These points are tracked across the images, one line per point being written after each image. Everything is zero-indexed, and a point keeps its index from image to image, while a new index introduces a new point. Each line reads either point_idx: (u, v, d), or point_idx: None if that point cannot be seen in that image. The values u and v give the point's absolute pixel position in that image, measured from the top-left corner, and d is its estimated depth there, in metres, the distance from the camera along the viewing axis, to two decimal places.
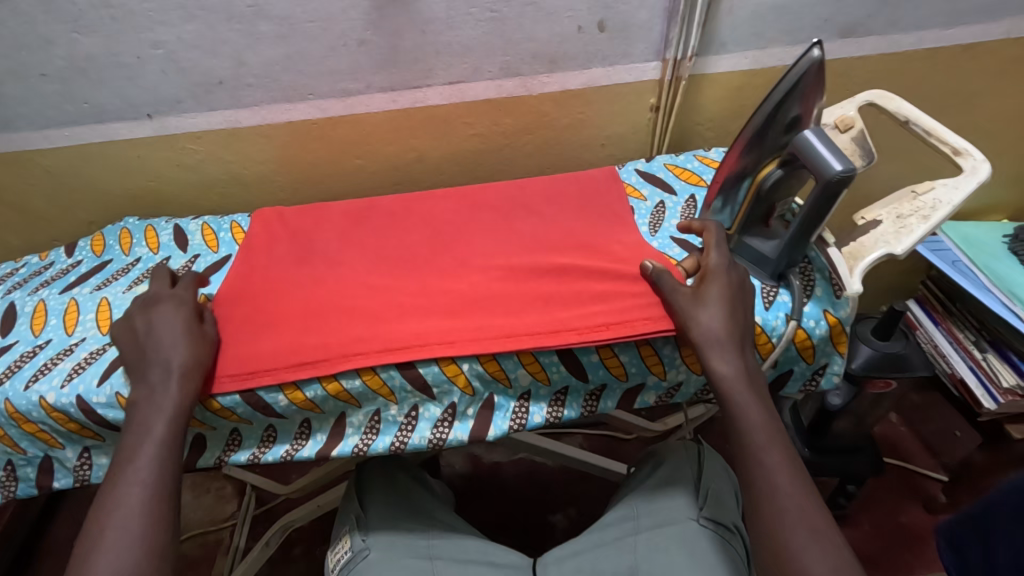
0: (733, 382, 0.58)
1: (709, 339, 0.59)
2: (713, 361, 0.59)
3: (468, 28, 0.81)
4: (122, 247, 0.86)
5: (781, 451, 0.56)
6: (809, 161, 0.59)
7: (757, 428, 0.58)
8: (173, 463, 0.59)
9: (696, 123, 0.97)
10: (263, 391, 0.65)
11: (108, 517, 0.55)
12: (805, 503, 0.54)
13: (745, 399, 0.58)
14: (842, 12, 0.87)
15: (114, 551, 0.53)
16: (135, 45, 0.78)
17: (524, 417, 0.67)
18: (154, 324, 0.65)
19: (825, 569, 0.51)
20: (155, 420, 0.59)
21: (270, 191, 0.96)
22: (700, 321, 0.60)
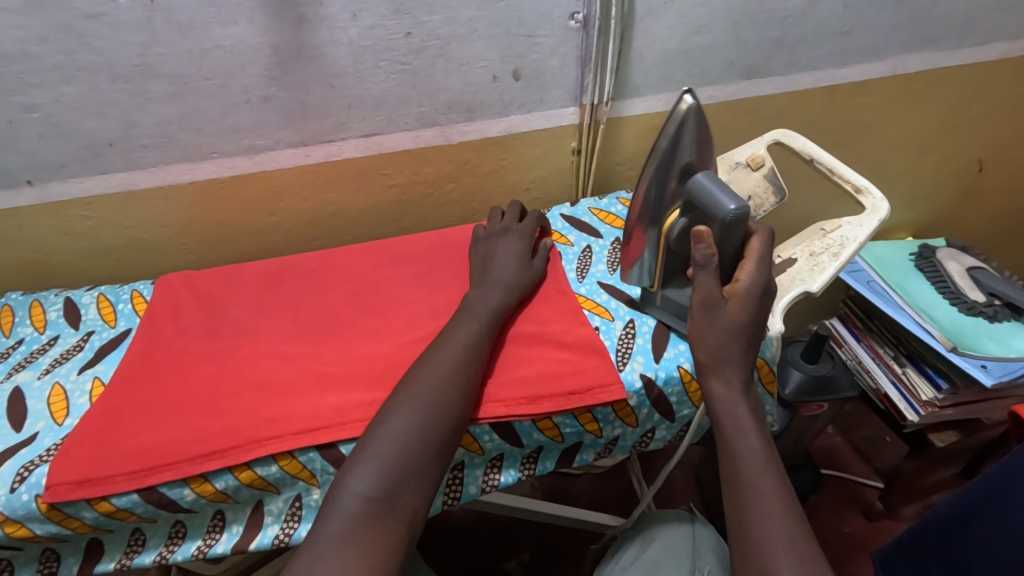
0: (738, 397, 0.58)
1: (716, 360, 0.59)
2: (712, 380, 0.59)
3: (379, 80, 0.79)
4: (3, 327, 0.78)
5: (779, 477, 0.54)
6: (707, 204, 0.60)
7: (752, 453, 0.55)
8: (483, 341, 0.62)
9: (616, 164, 0.99)
10: (165, 487, 0.58)
11: (432, 354, 0.60)
12: (796, 529, 0.51)
13: (749, 423, 0.57)
14: (743, 55, 0.91)
15: (431, 379, 0.57)
16: (5, 110, 0.71)
17: (458, 490, 0.63)
18: (496, 249, 0.75)
19: None
20: (486, 309, 0.65)
21: (176, 254, 0.89)
22: (711, 342, 0.59)
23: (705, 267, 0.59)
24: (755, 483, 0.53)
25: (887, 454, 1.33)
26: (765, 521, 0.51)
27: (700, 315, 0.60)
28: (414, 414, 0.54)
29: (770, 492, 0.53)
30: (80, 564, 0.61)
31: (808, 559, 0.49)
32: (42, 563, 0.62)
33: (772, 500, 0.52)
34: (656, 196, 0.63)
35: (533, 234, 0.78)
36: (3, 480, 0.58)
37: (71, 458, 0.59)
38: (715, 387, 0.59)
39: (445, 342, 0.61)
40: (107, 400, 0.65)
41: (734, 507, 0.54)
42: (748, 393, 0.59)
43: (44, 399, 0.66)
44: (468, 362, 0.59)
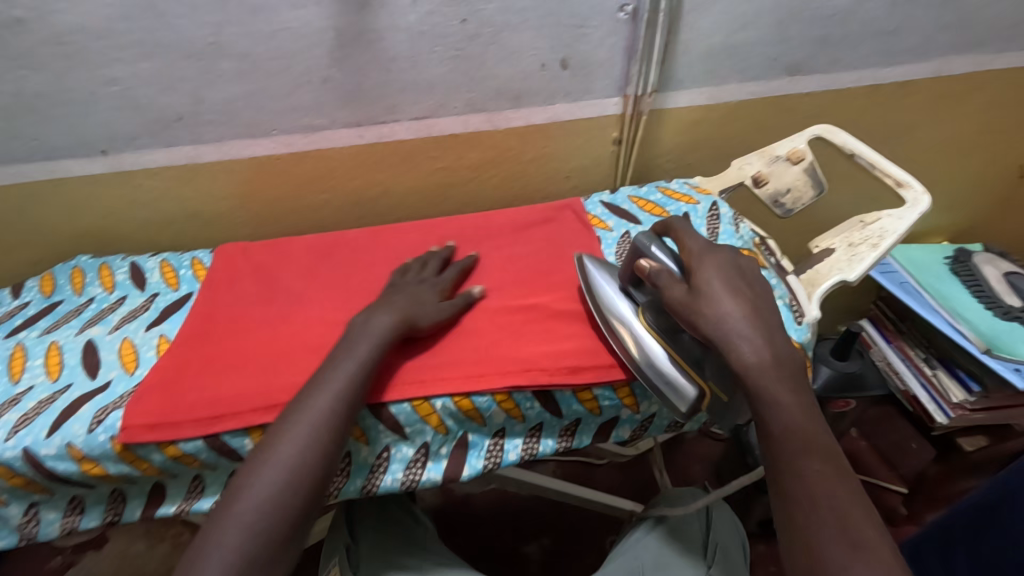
0: (771, 377, 0.54)
1: (722, 327, 0.56)
2: (733, 349, 0.55)
3: (433, 65, 0.83)
4: (74, 286, 0.83)
5: (823, 463, 0.50)
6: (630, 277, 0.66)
7: (793, 430, 0.52)
8: (362, 386, 0.60)
9: (657, 157, 1.02)
10: (228, 435, 0.62)
11: (298, 409, 0.58)
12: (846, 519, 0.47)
13: (786, 405, 0.53)
14: (788, 52, 0.92)
15: (293, 444, 0.56)
16: (88, 82, 0.76)
17: (499, 455, 0.67)
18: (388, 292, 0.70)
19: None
20: (361, 345, 0.62)
21: (232, 226, 0.94)
22: (711, 317, 0.57)
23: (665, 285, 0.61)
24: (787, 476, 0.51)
25: (913, 462, 1.27)
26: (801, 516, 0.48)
27: (688, 311, 0.59)
28: (275, 482, 0.54)
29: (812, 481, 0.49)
30: (144, 506, 0.66)
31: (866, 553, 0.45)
32: (109, 505, 0.66)
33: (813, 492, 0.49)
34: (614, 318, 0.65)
35: (451, 284, 0.74)
36: (83, 422, 0.63)
37: (143, 405, 0.63)
38: (741, 360, 0.55)
39: (316, 393, 0.59)
40: (174, 355, 0.70)
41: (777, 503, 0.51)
42: (782, 361, 0.55)
43: (116, 352, 0.71)
44: (335, 413, 0.58)
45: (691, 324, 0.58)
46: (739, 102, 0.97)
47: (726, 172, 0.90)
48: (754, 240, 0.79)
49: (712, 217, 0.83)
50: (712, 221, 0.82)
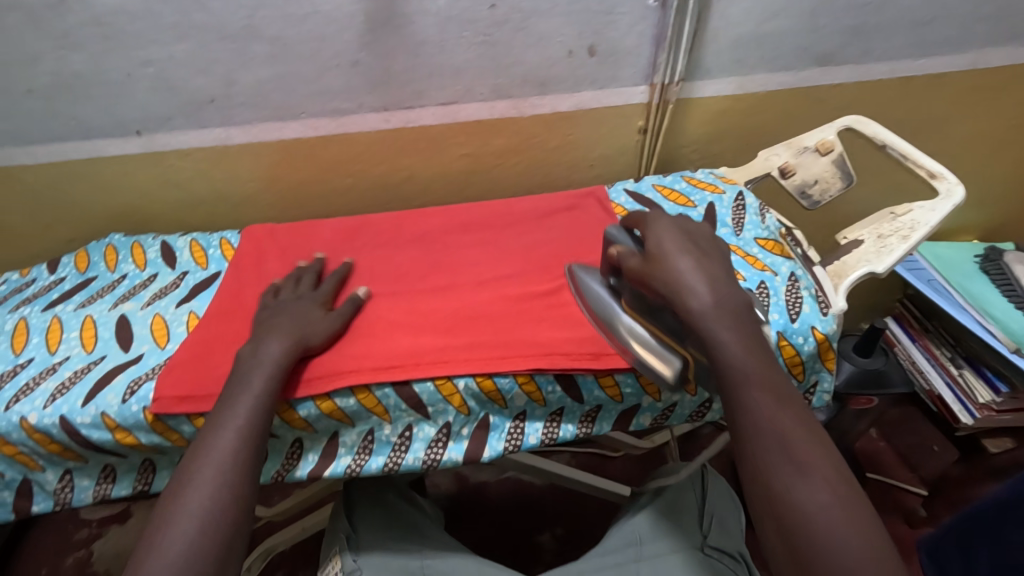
0: (733, 351, 0.50)
1: (672, 282, 0.54)
2: (682, 301, 0.53)
3: (460, 50, 0.83)
4: (108, 263, 0.85)
5: (814, 466, 0.44)
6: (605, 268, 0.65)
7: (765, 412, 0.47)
8: (267, 415, 0.58)
9: (682, 146, 1.01)
10: None
11: (201, 452, 0.54)
12: (851, 536, 0.41)
13: (756, 391, 0.48)
14: (820, 41, 0.91)
15: (200, 490, 0.52)
16: (125, 63, 0.78)
17: (520, 438, 0.67)
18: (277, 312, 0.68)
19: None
20: (258, 374, 0.60)
21: (259, 208, 0.96)
22: (660, 278, 0.55)
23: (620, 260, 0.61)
24: (773, 500, 0.44)
25: (934, 464, 1.23)
26: (798, 547, 0.42)
27: (640, 274, 0.57)
28: (188, 529, 0.50)
29: (802, 497, 0.43)
30: (173, 477, 0.68)
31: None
32: (140, 474, 0.68)
33: (806, 510, 0.43)
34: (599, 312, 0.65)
35: (332, 295, 0.73)
36: (116, 392, 0.65)
37: (173, 377, 0.65)
38: (693, 307, 0.52)
39: (219, 431, 0.56)
40: (202, 331, 0.71)
41: (769, 533, 0.45)
42: (733, 305, 0.53)
43: (148, 327, 0.73)
44: (243, 447, 0.55)
45: (648, 288, 0.57)
46: (767, 93, 0.96)
47: (752, 163, 0.88)
48: (780, 231, 0.78)
49: (738, 207, 0.82)
50: (737, 211, 0.81)
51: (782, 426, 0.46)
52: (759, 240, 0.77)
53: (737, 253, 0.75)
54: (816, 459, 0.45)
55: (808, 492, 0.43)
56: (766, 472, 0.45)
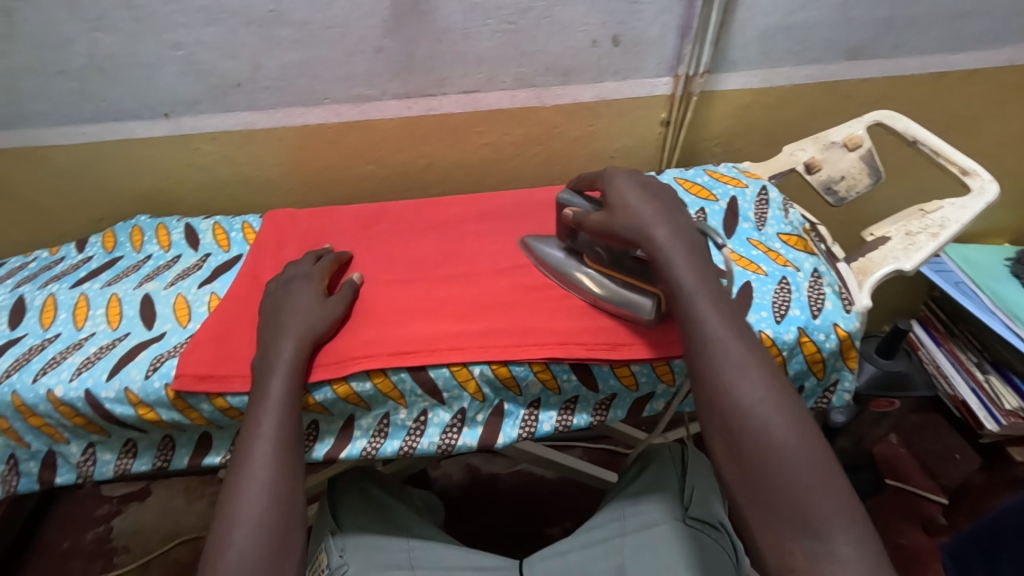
0: (692, 291, 0.54)
1: (639, 221, 0.59)
2: (648, 238, 0.58)
3: (484, 38, 0.83)
4: (133, 244, 0.87)
5: (771, 410, 0.48)
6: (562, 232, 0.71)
7: (741, 370, 0.50)
8: (293, 420, 0.58)
9: (705, 140, 1.00)
10: None
11: (240, 466, 0.55)
12: (804, 466, 0.45)
13: (716, 335, 0.52)
14: (849, 34, 0.89)
15: (250, 500, 0.53)
16: (155, 46, 0.79)
17: (534, 425, 0.67)
18: (279, 300, 0.68)
19: (838, 537, 0.42)
20: (275, 382, 0.59)
21: (281, 193, 0.97)
22: (626, 217, 0.60)
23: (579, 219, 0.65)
24: (732, 440, 0.48)
25: (956, 473, 1.21)
26: (755, 481, 0.46)
27: (605, 226, 0.62)
28: (253, 536, 0.51)
29: (759, 434, 0.47)
30: (191, 454, 0.69)
31: (825, 501, 0.44)
32: (159, 450, 0.69)
33: (764, 446, 0.46)
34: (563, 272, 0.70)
35: (328, 276, 0.73)
36: (139, 368, 0.66)
37: (195, 356, 0.66)
38: (654, 245, 0.57)
39: (252, 441, 0.56)
40: (223, 312, 0.72)
41: (726, 469, 0.48)
42: (689, 248, 0.57)
43: (170, 306, 0.75)
44: (280, 453, 0.56)
45: (614, 237, 0.61)
46: (794, 86, 0.94)
47: (777, 158, 0.86)
48: (804, 227, 0.77)
49: (761, 202, 0.80)
50: (760, 205, 0.80)
51: (745, 369, 0.50)
52: (781, 235, 0.76)
53: (759, 248, 0.74)
54: (771, 399, 0.48)
55: (763, 429, 0.47)
56: (729, 415, 0.49)
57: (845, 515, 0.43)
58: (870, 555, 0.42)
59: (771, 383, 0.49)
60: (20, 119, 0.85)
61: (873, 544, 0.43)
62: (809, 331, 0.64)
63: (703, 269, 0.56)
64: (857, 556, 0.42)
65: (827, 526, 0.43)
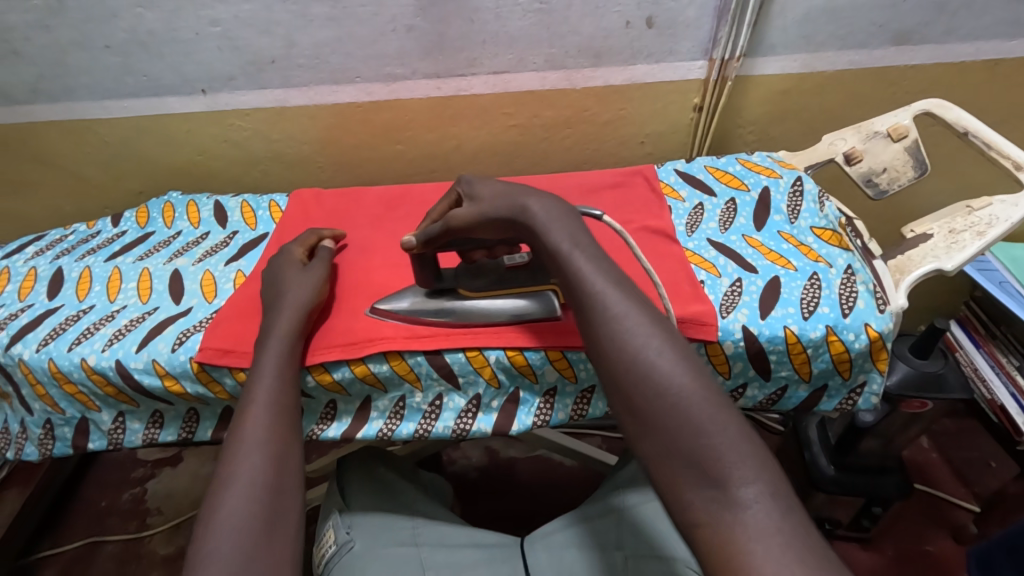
0: (567, 250, 0.51)
1: (510, 200, 0.56)
2: (521, 211, 0.55)
3: (516, 18, 0.81)
4: (165, 220, 0.89)
5: (655, 354, 0.44)
6: (420, 277, 0.66)
7: (624, 321, 0.46)
8: (290, 390, 0.59)
9: (738, 127, 0.96)
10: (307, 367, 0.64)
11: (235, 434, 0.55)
12: (694, 406, 0.41)
13: (596, 288, 0.49)
14: (899, 18, 0.84)
15: (247, 462, 0.52)
16: (194, 22, 0.80)
17: (549, 413, 0.67)
18: (287, 273, 0.68)
19: (747, 482, 0.37)
20: (269, 357, 0.60)
21: (311, 171, 0.98)
22: (496, 203, 0.56)
23: (449, 226, 0.59)
24: (625, 395, 0.44)
25: (990, 481, 1.17)
26: (649, 432, 0.42)
27: (477, 217, 0.57)
28: (247, 497, 0.49)
29: (646, 382, 0.43)
30: (215, 426, 0.71)
31: (718, 441, 0.39)
32: (185, 422, 0.71)
33: (654, 394, 0.42)
34: (437, 314, 0.65)
35: (307, 251, 0.73)
36: (166, 341, 0.68)
37: (217, 332, 0.68)
38: (528, 215, 0.54)
39: (249, 409, 0.56)
40: (245, 289, 0.74)
41: (625, 425, 0.44)
42: (563, 210, 0.55)
43: (197, 282, 0.76)
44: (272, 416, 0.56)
45: (493, 223, 0.57)
46: (836, 73, 0.89)
47: (815, 147, 0.83)
48: (839, 221, 0.73)
49: (795, 193, 0.77)
50: (794, 197, 0.77)
51: (627, 319, 0.46)
52: (814, 229, 0.73)
53: (790, 242, 0.72)
54: (655, 346, 0.44)
55: (648, 377, 0.43)
56: (617, 368, 0.45)
57: (739, 453, 0.39)
58: (771, 494, 0.37)
59: (657, 331, 0.45)
60: (64, 93, 0.87)
61: (779, 493, 0.38)
62: (839, 331, 0.62)
63: (578, 229, 0.53)
64: (757, 497, 0.37)
65: (720, 468, 0.38)
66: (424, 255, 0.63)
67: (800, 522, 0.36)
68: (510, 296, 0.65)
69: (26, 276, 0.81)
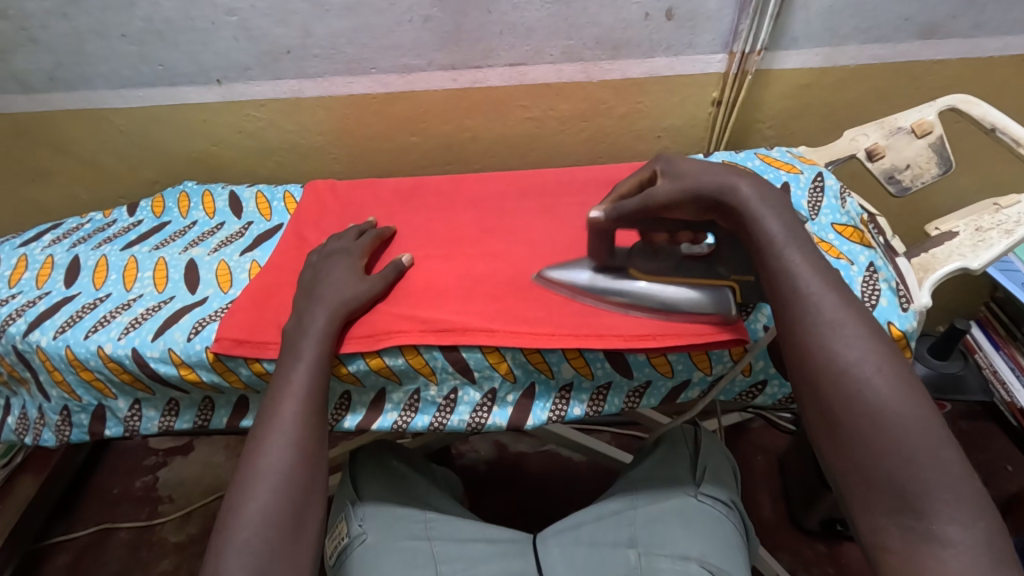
0: (783, 243, 0.51)
1: (719, 181, 0.54)
2: (733, 194, 0.53)
3: (534, 9, 0.80)
4: (181, 209, 0.89)
5: (871, 370, 0.45)
6: (594, 250, 0.65)
7: (838, 325, 0.47)
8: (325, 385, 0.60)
9: (757, 122, 0.95)
10: (342, 356, 0.64)
11: (268, 423, 0.56)
12: (910, 436, 0.43)
13: (809, 289, 0.49)
14: (925, 10, 0.82)
15: (275, 455, 0.54)
16: (210, 11, 0.80)
17: (564, 409, 0.66)
18: (318, 270, 0.69)
19: (949, 522, 0.40)
20: (309, 348, 0.60)
21: (324, 163, 0.98)
22: (702, 181, 0.55)
23: (644, 201, 0.57)
24: (826, 406, 0.46)
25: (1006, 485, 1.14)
26: (848, 453, 0.44)
27: (679, 194, 0.55)
28: (274, 492, 0.53)
29: (855, 400, 0.45)
30: (229, 415, 0.71)
31: (929, 475, 0.42)
32: (200, 410, 0.71)
33: (862, 412, 0.44)
34: (605, 293, 0.65)
35: (369, 254, 0.72)
36: (182, 331, 0.68)
37: (233, 322, 0.68)
38: (740, 201, 0.53)
39: (282, 400, 0.57)
40: (263, 279, 0.73)
41: (818, 436, 0.47)
42: (779, 202, 0.53)
43: (213, 271, 0.77)
44: (305, 411, 0.57)
45: (693, 204, 0.55)
46: (858, 67, 0.88)
47: (836, 143, 0.82)
48: (861, 217, 0.72)
49: (816, 189, 0.76)
50: (814, 193, 0.75)
51: (843, 329, 0.47)
52: (836, 225, 0.71)
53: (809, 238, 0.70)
54: (872, 362, 0.46)
55: (860, 393, 0.45)
56: (824, 377, 0.46)
57: (953, 492, 0.41)
58: (973, 533, 0.40)
59: (877, 346, 0.46)
60: (81, 81, 0.87)
61: (985, 532, 0.40)
62: None
63: (790, 224, 0.53)
64: (963, 534, 0.40)
65: (927, 501, 0.41)
66: (605, 230, 0.62)
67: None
68: (686, 285, 0.62)
69: (43, 264, 0.81)
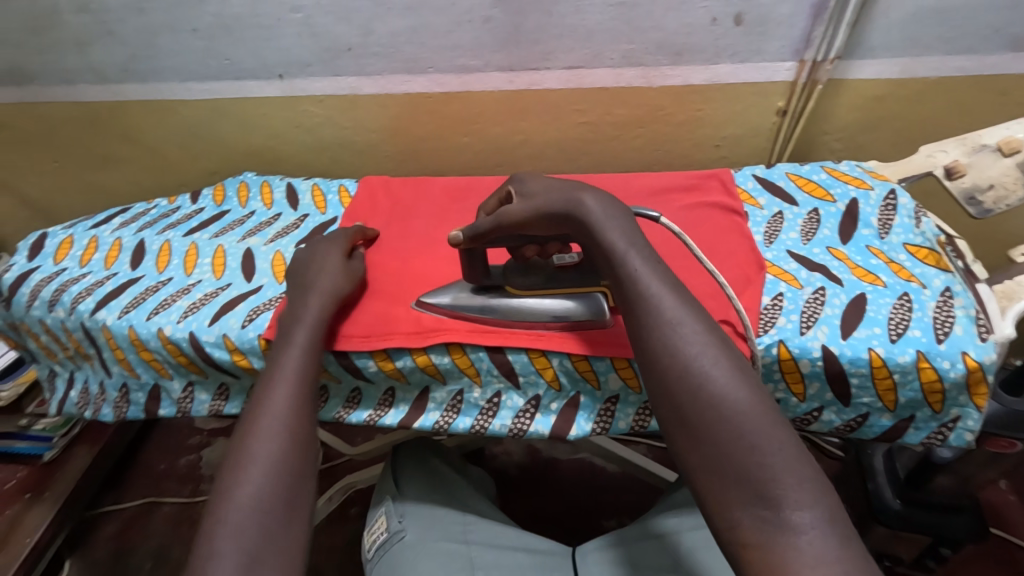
0: (623, 248, 0.50)
1: (561, 201, 0.54)
2: (576, 207, 0.53)
3: (597, 11, 0.79)
4: (240, 199, 0.92)
5: (710, 362, 0.43)
6: (469, 273, 0.66)
7: (678, 322, 0.46)
8: None
9: (824, 133, 0.91)
10: (392, 352, 0.65)
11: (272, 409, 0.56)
12: (748, 422, 0.40)
13: (650, 290, 0.48)
14: (1018, 21, 0.76)
15: None
16: (276, 8, 0.82)
17: (608, 421, 0.65)
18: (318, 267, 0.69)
19: (806, 511, 0.37)
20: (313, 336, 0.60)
21: (377, 158, 0.99)
22: (546, 201, 0.55)
23: (499, 220, 0.58)
24: (675, 404, 0.43)
25: None
26: (698, 447, 0.41)
27: (531, 211, 0.56)
28: None
29: (699, 393, 0.43)
30: None
31: (774, 461, 0.39)
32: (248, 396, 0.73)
33: (707, 406, 0.42)
34: (482, 310, 0.65)
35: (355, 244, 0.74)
36: (237, 318, 0.70)
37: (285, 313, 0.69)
38: (585, 212, 0.52)
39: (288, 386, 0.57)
40: None
41: (670, 434, 0.44)
42: (622, 210, 0.53)
43: (268, 262, 0.78)
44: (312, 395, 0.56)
45: (545, 220, 0.55)
46: (939, 80, 0.83)
47: (912, 158, 0.77)
48: (938, 239, 0.67)
49: (887, 207, 0.72)
50: (885, 211, 0.72)
51: (681, 324, 0.46)
52: (908, 246, 0.68)
53: (879, 258, 0.67)
54: (710, 353, 0.44)
55: (703, 385, 0.43)
56: (670, 376, 0.44)
57: (797, 474, 0.38)
58: (828, 522, 0.37)
59: (711, 336, 0.45)
60: (153, 73, 0.91)
61: (838, 520, 0.37)
62: (931, 357, 0.57)
63: (633, 228, 0.52)
64: (812, 522, 0.37)
65: (777, 489, 0.38)
66: (473, 250, 0.63)
67: (857, 554, 0.36)
68: (559, 295, 0.64)
69: (111, 247, 0.85)
